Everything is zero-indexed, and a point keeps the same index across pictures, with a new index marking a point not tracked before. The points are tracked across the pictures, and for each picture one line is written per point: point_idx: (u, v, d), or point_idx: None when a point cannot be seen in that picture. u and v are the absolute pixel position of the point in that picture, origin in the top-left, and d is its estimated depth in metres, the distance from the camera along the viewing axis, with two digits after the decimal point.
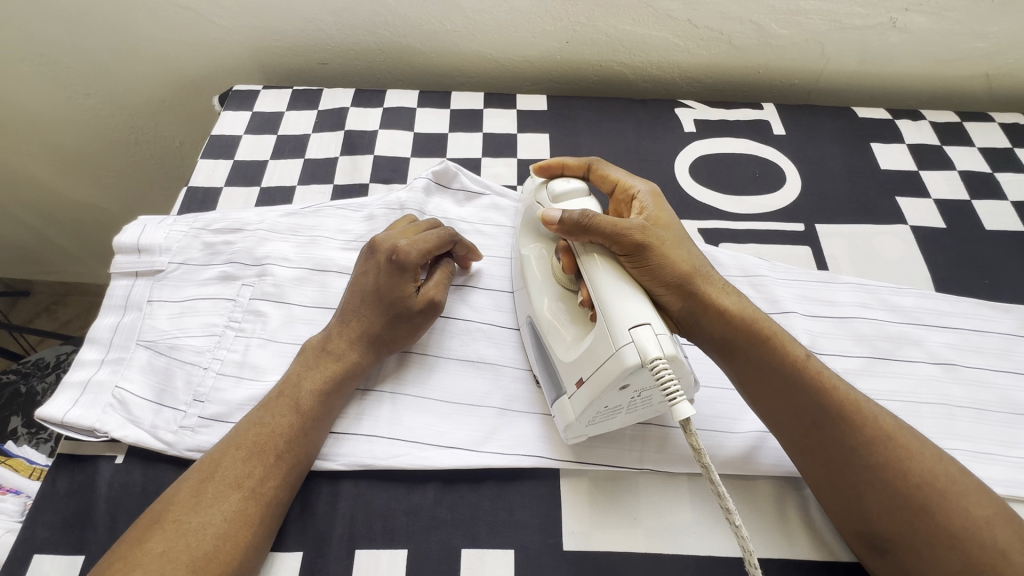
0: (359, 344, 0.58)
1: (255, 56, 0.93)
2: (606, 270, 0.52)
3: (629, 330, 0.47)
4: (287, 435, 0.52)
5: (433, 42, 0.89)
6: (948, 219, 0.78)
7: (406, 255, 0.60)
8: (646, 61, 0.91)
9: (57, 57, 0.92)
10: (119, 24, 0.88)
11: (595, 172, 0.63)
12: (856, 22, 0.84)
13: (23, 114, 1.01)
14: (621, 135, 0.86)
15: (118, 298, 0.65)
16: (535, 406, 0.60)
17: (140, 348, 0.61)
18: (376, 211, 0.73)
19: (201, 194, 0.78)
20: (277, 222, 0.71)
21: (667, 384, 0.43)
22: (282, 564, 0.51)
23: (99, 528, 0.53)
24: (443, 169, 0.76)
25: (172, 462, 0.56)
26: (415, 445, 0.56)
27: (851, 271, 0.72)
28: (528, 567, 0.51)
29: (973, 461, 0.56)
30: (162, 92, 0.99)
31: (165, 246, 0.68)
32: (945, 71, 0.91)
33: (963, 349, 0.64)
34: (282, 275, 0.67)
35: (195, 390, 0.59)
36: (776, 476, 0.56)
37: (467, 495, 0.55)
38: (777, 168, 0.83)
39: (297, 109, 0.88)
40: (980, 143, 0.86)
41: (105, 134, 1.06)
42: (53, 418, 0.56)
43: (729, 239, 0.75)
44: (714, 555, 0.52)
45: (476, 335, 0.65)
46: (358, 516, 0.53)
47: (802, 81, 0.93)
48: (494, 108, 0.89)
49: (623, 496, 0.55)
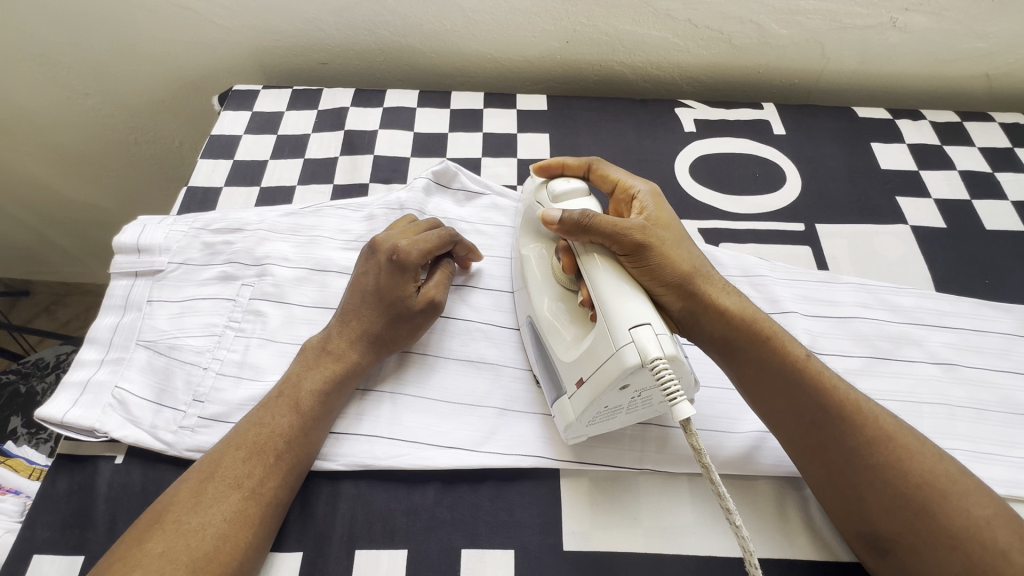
0: (359, 344, 0.58)
1: (255, 56, 0.93)
2: (607, 270, 0.51)
3: (629, 329, 0.47)
4: (287, 435, 0.52)
5: (433, 42, 0.88)
6: (948, 218, 0.78)
7: (406, 255, 0.60)
8: (646, 61, 0.91)
9: (56, 57, 0.92)
10: (118, 24, 0.88)
11: (595, 172, 0.63)
12: (856, 21, 0.83)
13: (23, 115, 1.01)
14: (621, 135, 0.86)
15: (118, 298, 0.65)
16: (535, 405, 0.60)
17: (139, 348, 0.61)
18: (376, 211, 0.73)
19: (201, 194, 0.78)
20: (277, 222, 0.71)
21: (667, 384, 0.43)
22: (281, 564, 0.51)
23: (99, 528, 0.53)
24: (443, 168, 0.76)
25: (172, 462, 0.56)
26: (415, 445, 0.56)
27: (851, 270, 0.72)
28: (528, 567, 0.51)
29: (973, 461, 0.56)
30: (162, 92, 0.99)
31: (165, 246, 0.68)
32: (945, 71, 0.91)
33: (963, 349, 0.64)
34: (282, 275, 0.67)
35: (195, 390, 0.59)
36: (776, 476, 0.56)
37: (467, 495, 0.55)
38: (777, 168, 0.83)
39: (297, 109, 0.88)
40: (980, 143, 0.85)
41: (105, 134, 1.06)
42: (53, 418, 0.56)
43: (729, 239, 0.75)
44: (714, 556, 0.52)
45: (476, 335, 0.65)
46: (358, 516, 0.53)
47: (802, 81, 0.93)
48: (494, 108, 0.89)
49: (623, 496, 0.55)
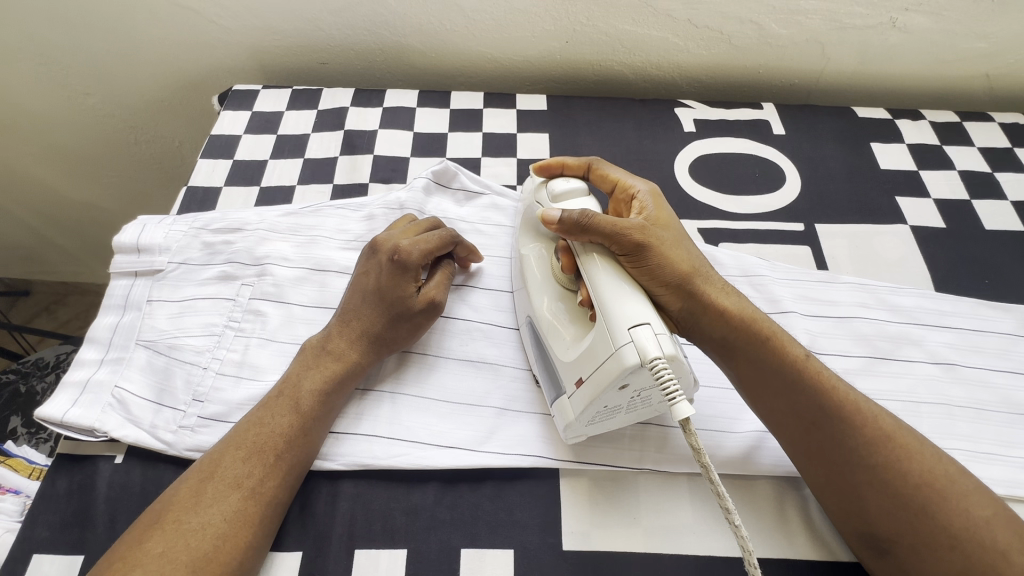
0: (359, 344, 0.58)
1: (255, 56, 0.93)
2: (606, 270, 0.52)
3: (629, 329, 0.47)
4: (287, 435, 0.52)
5: (433, 42, 0.89)
6: (948, 218, 0.78)
7: (407, 255, 0.60)
8: (646, 61, 0.91)
9: (56, 58, 0.93)
10: (119, 25, 0.88)
11: (595, 172, 0.63)
12: (856, 21, 0.84)
13: (23, 114, 1.01)
14: (621, 135, 0.86)
15: (118, 298, 0.65)
16: (534, 405, 0.60)
17: (139, 348, 0.61)
18: (376, 211, 0.73)
19: (201, 194, 0.78)
20: (277, 222, 0.71)
21: (667, 384, 0.43)
22: (281, 564, 0.51)
23: (98, 527, 0.53)
24: (443, 168, 0.76)
25: (172, 462, 0.56)
26: (415, 445, 0.56)
27: (851, 270, 0.72)
28: (528, 567, 0.51)
29: (972, 461, 0.56)
30: (162, 92, 0.99)
31: (165, 246, 0.68)
32: (944, 71, 0.91)
33: (963, 349, 0.64)
34: (282, 275, 0.67)
35: (195, 390, 0.59)
36: (776, 476, 0.56)
37: (467, 495, 0.55)
38: (777, 168, 0.83)
39: (297, 109, 0.88)
40: (980, 144, 0.86)
41: (105, 134, 1.06)
42: (53, 417, 0.56)
43: (729, 239, 0.75)
44: (714, 556, 0.52)
45: (476, 335, 0.65)
46: (358, 516, 0.53)
47: (802, 81, 0.93)
48: (494, 108, 0.89)
49: (622, 495, 0.55)
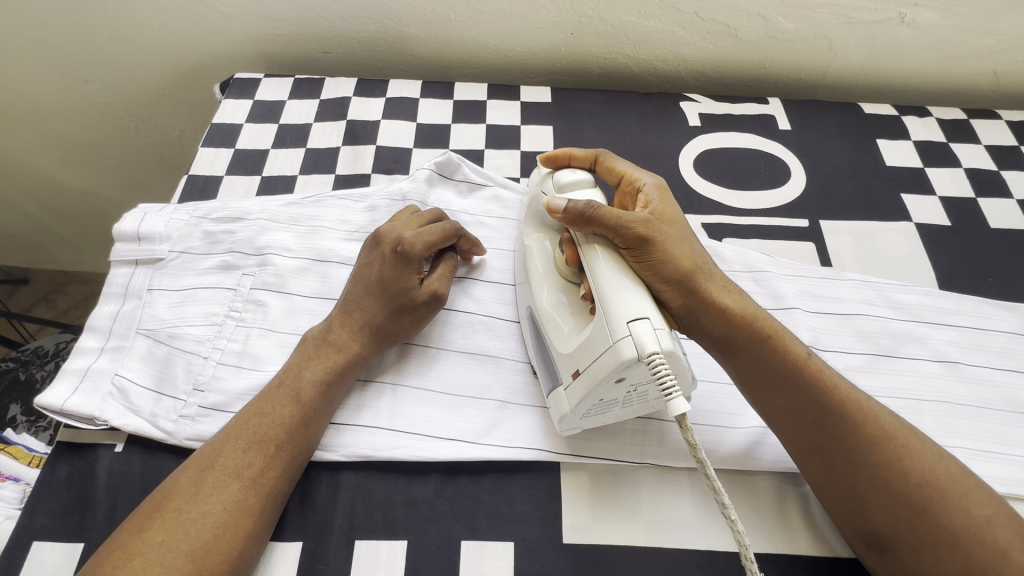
0: (360, 335, 0.58)
1: (256, 43, 0.92)
2: (607, 262, 0.51)
3: (628, 322, 0.46)
4: (287, 426, 0.52)
5: (435, 32, 0.88)
6: (952, 216, 0.77)
7: (411, 247, 0.59)
8: (651, 53, 0.90)
9: (56, 43, 0.92)
10: (116, 9, 0.87)
11: (603, 165, 0.62)
12: (865, 16, 0.83)
13: (21, 99, 1.00)
14: (625, 128, 0.85)
15: (118, 286, 0.65)
16: (534, 397, 0.60)
17: (140, 336, 0.61)
18: (377, 202, 0.72)
19: (201, 183, 0.77)
20: (278, 212, 0.71)
21: (662, 379, 0.44)
22: (281, 555, 0.51)
23: (98, 515, 0.53)
24: (446, 160, 0.75)
25: (172, 451, 0.56)
26: (414, 437, 0.56)
27: (855, 267, 0.72)
28: (527, 558, 0.51)
29: (973, 458, 0.56)
30: (162, 79, 0.99)
31: (166, 234, 0.68)
32: (951, 67, 0.90)
33: (965, 347, 0.64)
34: (283, 265, 0.66)
35: (195, 379, 0.58)
36: (776, 472, 0.56)
37: (468, 487, 0.55)
38: (781, 163, 0.82)
39: (298, 98, 0.87)
40: (987, 141, 0.85)
41: (103, 120, 1.05)
42: (52, 405, 0.55)
43: (732, 234, 0.75)
44: (713, 551, 0.52)
45: (478, 327, 0.64)
46: (358, 507, 0.53)
47: (808, 77, 0.93)
48: (498, 100, 0.88)
49: (622, 491, 0.55)
